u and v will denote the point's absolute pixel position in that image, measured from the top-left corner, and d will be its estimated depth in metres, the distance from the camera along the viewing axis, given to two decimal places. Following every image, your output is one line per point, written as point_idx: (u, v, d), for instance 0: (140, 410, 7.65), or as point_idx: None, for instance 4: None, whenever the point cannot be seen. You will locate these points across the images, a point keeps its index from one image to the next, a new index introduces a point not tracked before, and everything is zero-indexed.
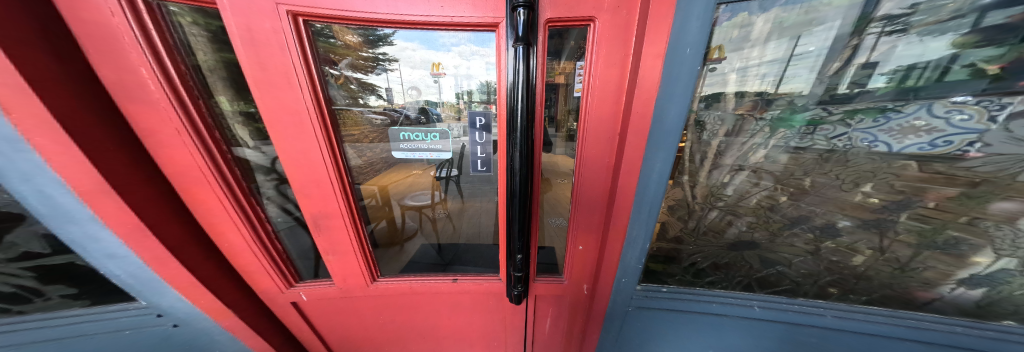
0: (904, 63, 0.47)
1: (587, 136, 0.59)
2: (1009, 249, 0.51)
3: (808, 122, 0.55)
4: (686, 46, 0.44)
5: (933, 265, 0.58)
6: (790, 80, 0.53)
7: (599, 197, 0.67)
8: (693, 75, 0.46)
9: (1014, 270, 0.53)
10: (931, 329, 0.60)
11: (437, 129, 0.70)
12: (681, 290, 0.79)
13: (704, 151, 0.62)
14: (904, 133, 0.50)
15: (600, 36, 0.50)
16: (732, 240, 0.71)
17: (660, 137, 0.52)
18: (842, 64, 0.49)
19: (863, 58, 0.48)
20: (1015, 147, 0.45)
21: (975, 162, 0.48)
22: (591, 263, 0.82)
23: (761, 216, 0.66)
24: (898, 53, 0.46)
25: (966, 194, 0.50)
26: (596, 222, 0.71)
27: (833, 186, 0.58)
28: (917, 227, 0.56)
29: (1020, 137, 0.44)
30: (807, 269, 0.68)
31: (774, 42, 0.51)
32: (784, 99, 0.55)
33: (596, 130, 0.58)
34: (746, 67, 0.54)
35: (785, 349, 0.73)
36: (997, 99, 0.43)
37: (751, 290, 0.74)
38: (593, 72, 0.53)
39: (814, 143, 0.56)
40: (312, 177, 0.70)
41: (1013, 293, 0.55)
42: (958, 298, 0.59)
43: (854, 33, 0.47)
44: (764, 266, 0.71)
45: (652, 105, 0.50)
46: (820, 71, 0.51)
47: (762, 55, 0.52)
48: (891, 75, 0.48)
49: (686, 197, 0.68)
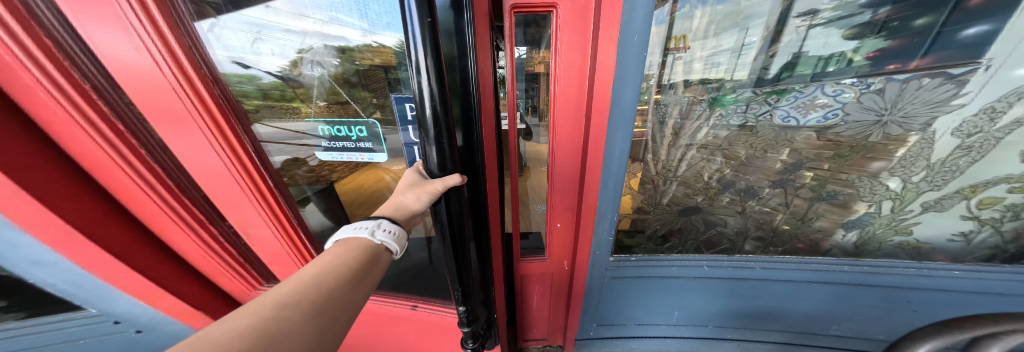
0: (821, 54, 0.59)
1: (556, 119, 0.65)
2: (868, 195, 0.73)
3: (742, 101, 0.66)
4: (634, 33, 0.51)
5: (824, 215, 0.78)
6: (738, 68, 0.62)
7: (573, 177, 0.74)
8: (641, 59, 0.54)
9: (873, 213, 0.75)
10: (830, 270, 0.80)
11: (364, 122, 0.69)
12: (647, 258, 0.89)
13: (663, 131, 0.71)
14: (808, 109, 0.64)
15: (563, 22, 0.54)
16: (681, 207, 0.82)
17: (619, 117, 0.61)
18: (772, 52, 0.60)
19: (783, 49, 0.60)
20: (866, 116, 0.63)
21: (842, 128, 0.65)
22: (569, 240, 0.90)
23: (700, 184, 0.78)
24: (811, 44, 0.59)
25: (836, 155, 0.69)
26: (567, 200, 0.79)
27: (753, 154, 0.72)
28: (809, 184, 0.74)
29: (866, 107, 0.62)
30: (738, 227, 0.83)
31: (725, 34, 0.59)
32: (727, 85, 0.64)
33: (562, 112, 0.64)
34: (710, 54, 0.62)
35: (729, 298, 0.90)
36: (865, 80, 0.59)
37: (700, 252, 0.88)
38: (559, 55, 0.57)
39: (748, 121, 0.68)
40: (217, 178, 0.69)
41: (874, 232, 0.78)
42: (845, 242, 0.81)
43: (778, 28, 0.58)
44: (707, 227, 0.85)
45: (610, 87, 0.57)
46: (753, 61, 0.61)
47: (716, 44, 0.60)
48: (816, 61, 0.60)
49: (647, 172, 0.77)
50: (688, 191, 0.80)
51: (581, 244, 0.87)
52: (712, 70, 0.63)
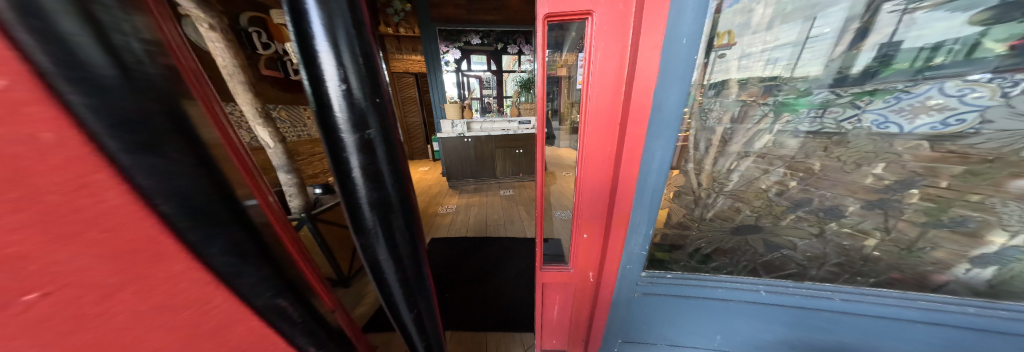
0: (929, 43, 0.55)
1: (586, 126, 0.61)
2: (1016, 225, 0.60)
3: (818, 105, 0.64)
4: (681, 36, 0.48)
5: (942, 244, 0.67)
6: (803, 65, 0.61)
7: (603, 188, 0.68)
8: (688, 64, 0.50)
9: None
10: (943, 311, 0.65)
11: None
12: (687, 276, 0.80)
13: (712, 138, 0.70)
14: (917, 113, 0.59)
15: (598, 28, 0.51)
16: (737, 225, 0.80)
17: (660, 125, 0.55)
18: (858, 46, 0.58)
19: (875, 40, 0.57)
20: (1015, 123, 0.54)
21: (979, 139, 0.57)
22: (596, 253, 0.84)
23: (764, 202, 0.76)
24: (916, 32, 0.55)
25: (966, 171, 0.60)
26: (595, 213, 0.74)
27: (840, 168, 0.68)
28: (924, 207, 0.66)
29: (1020, 112, 0.54)
30: (812, 253, 0.77)
31: (787, 25, 0.58)
32: (795, 84, 0.63)
33: (594, 118, 0.59)
34: (766, 51, 0.61)
35: (791, 331, 0.77)
36: (1008, 76, 0.52)
37: (757, 275, 0.78)
38: (594, 60, 0.53)
39: (824, 126, 0.65)
40: None
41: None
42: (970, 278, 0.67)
43: (866, 18, 0.56)
44: (769, 250, 0.79)
45: (652, 94, 0.52)
46: (830, 56, 0.59)
47: (775, 37, 0.59)
48: (918, 54, 0.56)
49: (689, 184, 0.74)
50: (748, 210, 0.78)
51: (609, 258, 0.81)
52: (787, 65, 0.62)
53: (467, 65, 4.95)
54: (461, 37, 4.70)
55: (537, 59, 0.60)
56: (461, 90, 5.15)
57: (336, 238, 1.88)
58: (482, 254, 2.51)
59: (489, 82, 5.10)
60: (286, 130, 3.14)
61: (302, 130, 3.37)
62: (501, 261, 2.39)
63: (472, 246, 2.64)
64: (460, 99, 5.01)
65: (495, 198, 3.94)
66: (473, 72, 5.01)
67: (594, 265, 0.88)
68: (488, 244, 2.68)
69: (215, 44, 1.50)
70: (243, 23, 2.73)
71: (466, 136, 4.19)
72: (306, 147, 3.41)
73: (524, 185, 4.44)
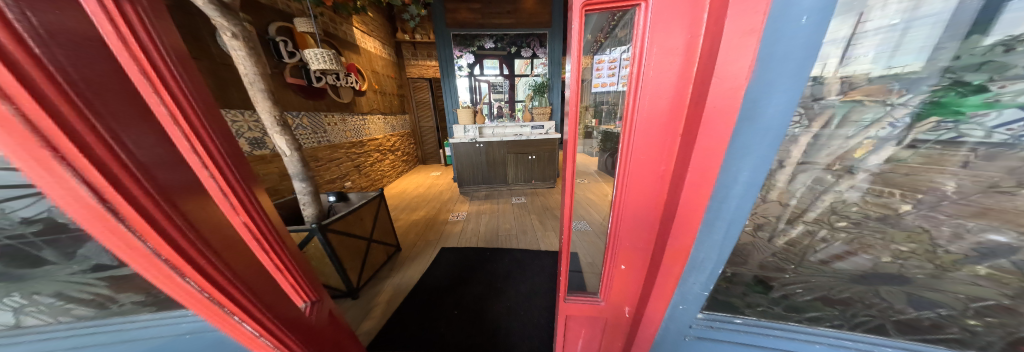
0: None
1: (633, 130, 0.52)
2: None
3: (975, 106, 0.46)
4: (800, 13, 0.35)
5: None
6: (914, 55, 0.46)
7: (649, 208, 0.58)
8: (809, 50, 0.35)
9: None
10: None
11: None
12: (769, 325, 0.71)
13: (806, 154, 0.54)
14: None
15: (654, 17, 0.44)
16: (865, 271, 0.62)
17: (751, 133, 0.41)
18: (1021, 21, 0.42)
19: None
20: None
21: None
22: (636, 283, 0.73)
23: (920, 246, 0.56)
24: None
25: None
26: (638, 237, 0.62)
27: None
28: None
29: None
30: (994, 318, 0.56)
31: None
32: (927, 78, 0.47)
33: (643, 120, 0.51)
34: (874, 38, 0.47)
35: None
36: None
37: (881, 333, 0.64)
38: (648, 55, 0.46)
39: (976, 135, 0.47)
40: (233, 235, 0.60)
41: None
42: None
43: None
44: (917, 307, 0.61)
45: (742, 93, 0.40)
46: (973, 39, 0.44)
47: (882, 19, 0.45)
48: None
49: (776, 212, 0.63)
50: (886, 254, 0.59)
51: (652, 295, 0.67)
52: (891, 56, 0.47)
53: (481, 70, 4.94)
54: (476, 42, 4.70)
55: (573, 58, 0.58)
56: (475, 95, 5.02)
57: (346, 247, 1.84)
58: (493, 267, 2.38)
59: (502, 87, 5.06)
60: (305, 135, 3.19)
61: (321, 136, 3.43)
62: (513, 276, 2.26)
63: (483, 258, 2.53)
64: (473, 104, 4.97)
65: (507, 206, 3.82)
66: (487, 77, 4.99)
67: (632, 295, 0.76)
68: (499, 256, 2.56)
69: (237, 53, 1.45)
70: (272, 32, 2.84)
71: (478, 142, 4.12)
72: (324, 152, 3.45)
73: (537, 193, 4.29)
